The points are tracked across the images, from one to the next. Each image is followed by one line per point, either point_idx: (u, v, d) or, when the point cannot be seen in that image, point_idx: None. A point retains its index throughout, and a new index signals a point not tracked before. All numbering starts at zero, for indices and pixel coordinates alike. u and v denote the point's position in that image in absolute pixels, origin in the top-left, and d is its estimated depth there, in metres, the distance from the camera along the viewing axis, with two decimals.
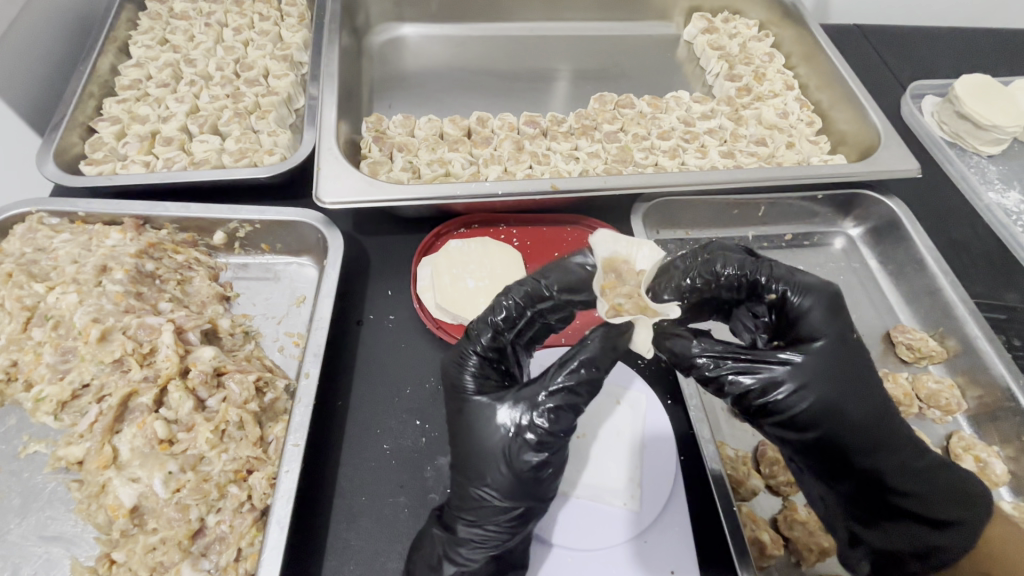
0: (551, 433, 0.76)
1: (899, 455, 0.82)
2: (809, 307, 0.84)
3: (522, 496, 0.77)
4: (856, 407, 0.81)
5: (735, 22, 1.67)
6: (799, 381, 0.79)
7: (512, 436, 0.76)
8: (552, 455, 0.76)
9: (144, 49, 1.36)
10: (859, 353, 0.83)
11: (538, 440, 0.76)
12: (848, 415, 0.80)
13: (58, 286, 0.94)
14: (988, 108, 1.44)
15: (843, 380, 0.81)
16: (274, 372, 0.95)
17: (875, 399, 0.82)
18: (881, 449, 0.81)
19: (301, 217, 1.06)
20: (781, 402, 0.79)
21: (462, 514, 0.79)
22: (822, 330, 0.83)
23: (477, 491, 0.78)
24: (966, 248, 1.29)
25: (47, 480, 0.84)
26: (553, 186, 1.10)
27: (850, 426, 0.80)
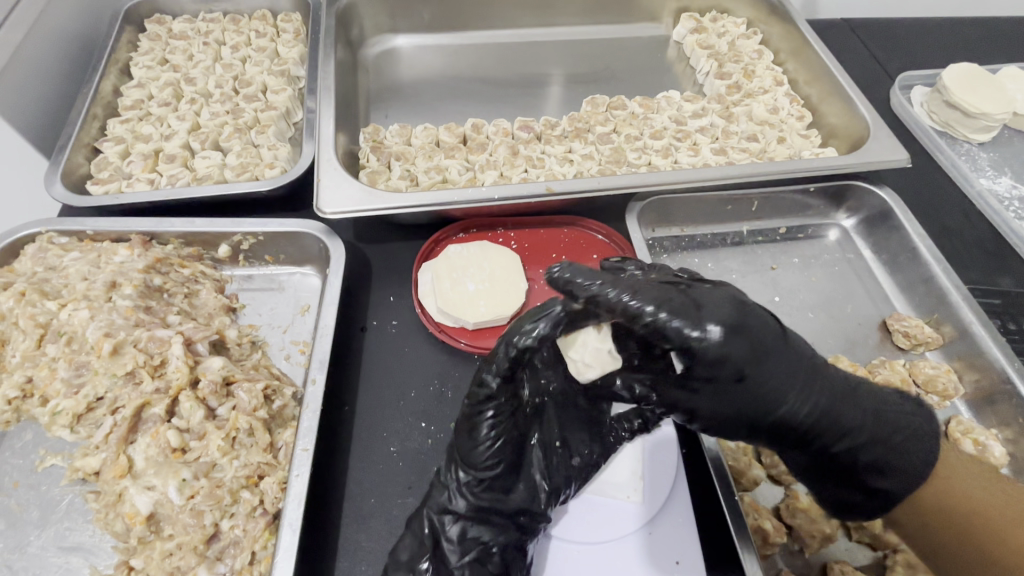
0: (496, 435, 0.79)
1: (844, 412, 0.73)
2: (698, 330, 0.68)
3: (486, 498, 0.82)
4: (778, 369, 0.72)
5: (723, 21, 1.70)
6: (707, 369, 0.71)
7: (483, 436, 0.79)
8: (497, 441, 0.79)
9: (145, 70, 1.40)
10: (772, 347, 0.72)
11: (490, 434, 0.78)
12: (762, 372, 0.71)
13: (69, 303, 0.96)
14: (976, 95, 1.45)
15: (766, 361, 0.71)
16: (281, 380, 0.98)
17: (802, 366, 0.74)
18: (829, 420, 0.73)
19: (303, 227, 1.08)
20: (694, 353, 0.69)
21: (427, 511, 0.82)
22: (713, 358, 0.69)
23: (449, 515, 0.81)
24: (960, 235, 1.31)
25: (64, 492, 0.86)
26: (549, 189, 1.12)
27: (786, 395, 0.72)
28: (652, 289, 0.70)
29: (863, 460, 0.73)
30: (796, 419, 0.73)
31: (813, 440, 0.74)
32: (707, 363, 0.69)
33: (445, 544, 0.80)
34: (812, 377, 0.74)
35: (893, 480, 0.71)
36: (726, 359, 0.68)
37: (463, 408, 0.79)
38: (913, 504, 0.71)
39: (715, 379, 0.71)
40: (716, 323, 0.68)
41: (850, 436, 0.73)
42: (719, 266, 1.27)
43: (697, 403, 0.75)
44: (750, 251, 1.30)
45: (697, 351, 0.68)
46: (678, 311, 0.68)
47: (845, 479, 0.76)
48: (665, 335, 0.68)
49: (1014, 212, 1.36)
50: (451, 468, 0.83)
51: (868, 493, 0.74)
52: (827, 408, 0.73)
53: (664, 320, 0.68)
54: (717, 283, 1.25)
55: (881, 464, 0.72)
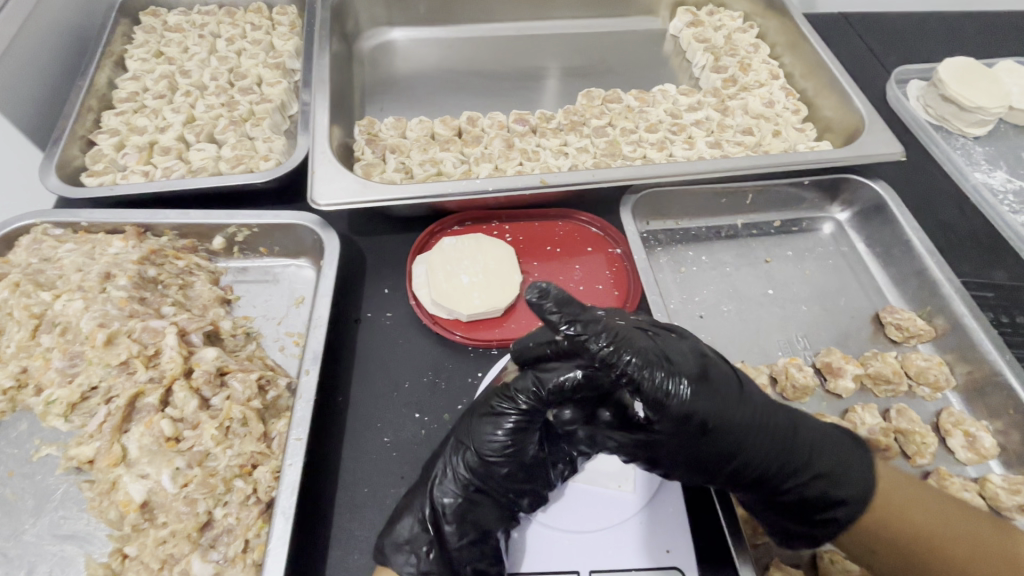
0: (513, 433, 0.82)
1: (795, 452, 0.77)
2: (667, 388, 0.70)
3: (490, 485, 0.84)
4: (736, 423, 0.74)
5: (719, 14, 1.70)
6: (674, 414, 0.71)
7: (505, 430, 0.81)
8: (516, 437, 0.82)
9: (140, 62, 1.39)
10: (738, 396, 0.75)
11: (510, 428, 0.81)
12: (727, 426, 0.74)
13: (64, 294, 0.97)
14: (972, 89, 1.45)
15: (726, 411, 0.74)
16: (275, 370, 0.98)
17: (767, 408, 0.77)
18: (782, 472, 0.76)
19: (297, 219, 1.09)
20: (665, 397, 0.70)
21: (431, 491, 0.83)
22: (681, 421, 0.71)
23: (450, 497, 0.83)
24: (953, 228, 1.31)
25: (59, 481, 0.87)
26: (543, 181, 1.13)
27: (740, 447, 0.75)
28: (637, 342, 0.71)
29: (813, 498, 0.77)
30: (758, 461, 0.75)
31: (770, 480, 0.77)
32: (673, 417, 0.70)
33: (445, 526, 0.82)
34: (773, 425, 0.76)
35: (843, 510, 0.75)
36: (690, 412, 0.71)
37: (492, 400, 0.83)
38: (862, 534, 0.75)
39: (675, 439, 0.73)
40: (683, 376, 0.72)
41: (801, 474, 0.77)
42: (713, 259, 1.28)
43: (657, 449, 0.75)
44: (744, 244, 1.31)
45: (664, 407, 0.70)
46: (654, 364, 0.70)
47: (801, 513, 0.78)
48: (637, 388, 0.70)
49: (1008, 205, 1.36)
50: (458, 452, 0.85)
51: (817, 523, 0.78)
52: (780, 452, 0.76)
53: (635, 369, 0.69)
54: (711, 276, 1.25)
55: (828, 499, 0.76)
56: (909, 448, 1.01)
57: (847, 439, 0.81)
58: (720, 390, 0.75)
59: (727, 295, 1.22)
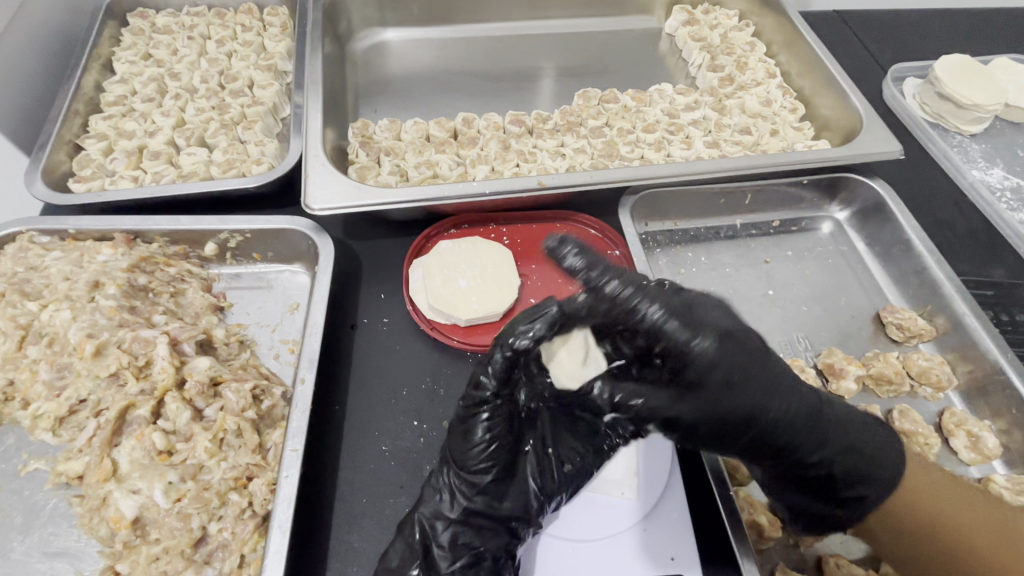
0: (491, 439, 0.80)
1: (820, 427, 0.75)
2: (693, 339, 0.71)
3: (482, 501, 0.81)
4: (762, 383, 0.73)
5: (715, 13, 1.69)
6: (704, 361, 0.71)
7: (483, 437, 0.79)
8: (497, 437, 0.80)
9: (128, 65, 1.36)
10: (764, 360, 0.75)
11: (490, 434, 0.79)
12: (757, 396, 0.72)
13: (51, 304, 0.94)
14: (968, 87, 1.45)
15: (750, 381, 0.72)
16: (270, 380, 0.96)
17: (792, 378, 0.77)
18: (812, 447, 0.75)
19: (291, 225, 1.06)
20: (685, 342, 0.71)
21: (418, 516, 0.81)
22: (710, 372, 0.71)
23: (440, 519, 0.80)
24: (953, 227, 1.31)
25: (48, 496, 0.84)
26: (540, 183, 1.12)
27: (768, 417, 0.73)
28: (654, 291, 0.75)
29: (841, 470, 0.75)
30: (785, 432, 0.74)
31: (795, 449, 0.75)
32: (698, 368, 0.71)
33: (436, 550, 0.79)
34: (799, 396, 0.75)
35: (870, 486, 0.75)
36: (717, 363, 0.70)
37: (460, 403, 0.81)
38: (887, 515, 0.75)
39: (704, 396, 0.72)
40: (709, 329, 0.72)
41: (829, 448, 0.75)
42: (712, 260, 1.27)
43: (682, 409, 0.73)
44: (743, 245, 1.30)
45: (688, 355, 0.71)
46: (675, 313, 0.73)
47: (817, 489, 0.78)
48: (659, 332, 0.73)
49: (1006, 203, 1.36)
50: (443, 471, 0.83)
51: (844, 501, 0.77)
52: (807, 427, 0.74)
53: (659, 316, 0.73)
54: (711, 277, 1.24)
55: (856, 473, 0.75)
56: (912, 449, 1.01)
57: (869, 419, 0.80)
58: (746, 360, 0.73)
59: (727, 297, 1.21)
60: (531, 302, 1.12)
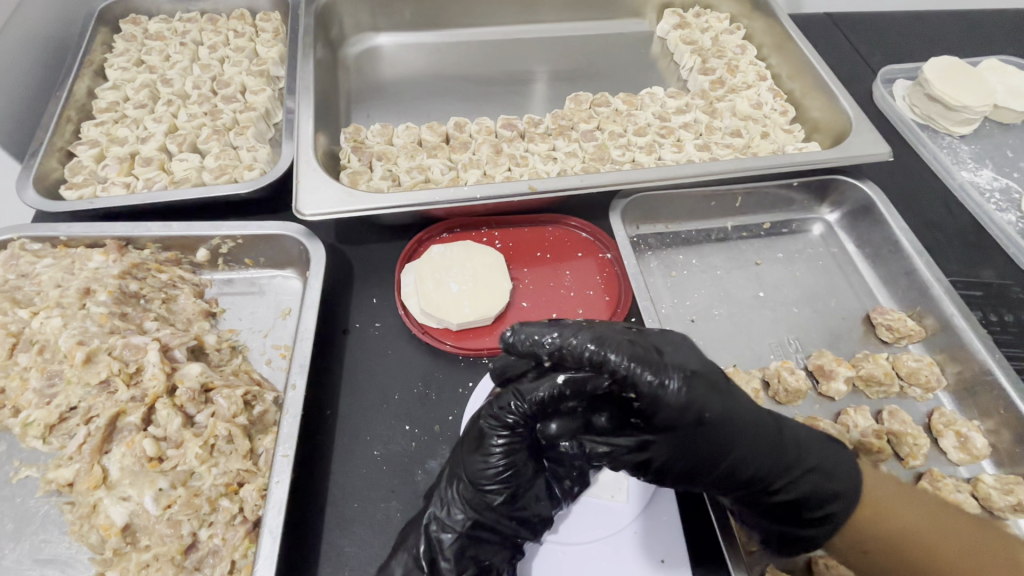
0: (506, 460, 0.80)
1: (786, 450, 0.75)
2: (664, 385, 0.69)
3: (491, 517, 0.81)
4: (732, 418, 0.72)
5: (706, 16, 1.70)
6: (677, 404, 0.69)
7: (497, 455, 0.80)
8: (514, 456, 0.80)
9: (121, 71, 1.37)
10: (731, 392, 0.74)
11: (503, 448, 0.80)
12: (723, 426, 0.72)
13: (42, 311, 0.95)
14: (957, 88, 1.46)
15: (718, 412, 0.71)
16: (262, 385, 0.96)
17: (757, 406, 0.76)
18: (779, 472, 0.75)
19: (282, 230, 1.07)
20: (655, 388, 0.69)
21: (427, 528, 0.81)
22: (678, 416, 0.69)
23: (447, 532, 0.80)
24: (942, 228, 1.31)
25: (40, 503, 0.84)
26: (531, 187, 1.12)
27: (733, 448, 0.73)
28: (617, 338, 0.73)
29: (809, 494, 0.75)
30: (752, 462, 0.73)
31: (763, 480, 0.75)
32: (671, 410, 0.69)
33: (442, 562, 0.79)
34: (764, 423, 0.75)
35: (837, 504, 0.75)
36: (688, 405, 0.69)
37: (477, 423, 0.82)
38: (851, 531, 0.75)
39: (674, 436, 0.71)
40: (676, 370, 0.70)
41: (794, 470, 0.75)
42: (704, 263, 1.27)
43: (657, 454, 0.74)
44: (734, 247, 1.30)
45: (660, 400, 0.69)
46: (642, 358, 0.71)
47: (787, 514, 0.78)
48: (631, 383, 0.70)
49: (995, 203, 1.37)
50: (452, 484, 0.83)
51: (812, 523, 0.77)
52: (773, 451, 0.74)
53: (626, 364, 0.70)
54: (702, 279, 1.25)
55: (823, 493, 0.75)
56: (902, 449, 1.01)
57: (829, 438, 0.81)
58: (712, 391, 0.72)
59: (718, 299, 1.21)
60: (523, 306, 1.13)
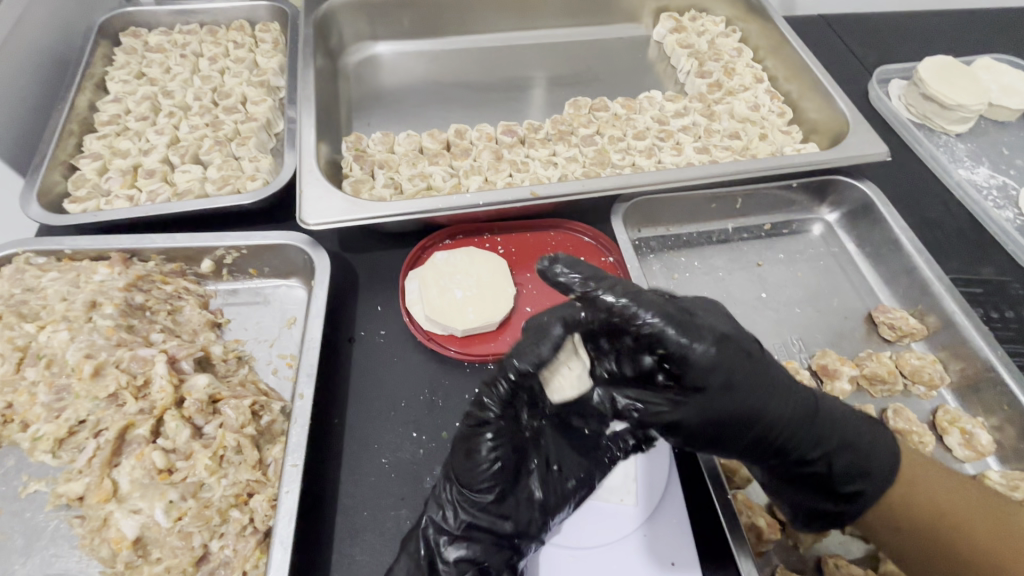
0: (494, 458, 0.78)
1: (818, 421, 0.76)
2: (694, 348, 0.70)
3: (489, 516, 0.82)
4: (759, 387, 0.74)
5: (702, 20, 1.71)
6: (709, 369, 0.71)
7: (487, 454, 0.78)
8: (502, 453, 0.79)
9: (122, 84, 1.37)
10: (761, 361, 0.76)
11: (493, 447, 0.78)
12: (750, 394, 0.73)
13: (48, 325, 0.95)
14: (952, 88, 1.47)
15: (745, 378, 0.73)
16: (269, 395, 0.96)
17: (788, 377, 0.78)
18: (810, 441, 0.76)
19: (286, 240, 1.07)
20: (685, 351, 0.70)
21: (424, 532, 0.82)
22: (708, 379, 0.71)
23: (443, 533, 0.81)
24: (941, 226, 1.32)
25: (49, 518, 0.84)
26: (533, 193, 1.13)
27: (762, 419, 0.74)
28: (652, 299, 0.73)
29: (839, 463, 0.76)
30: (782, 431, 0.75)
31: (795, 449, 0.76)
32: (699, 373, 0.71)
33: (441, 565, 0.80)
34: (795, 394, 0.77)
35: (867, 474, 0.76)
36: (715, 366, 0.71)
37: (462, 424, 0.80)
38: (885, 507, 0.75)
39: (705, 402, 0.72)
40: (709, 335, 0.72)
41: (827, 441, 0.76)
42: (705, 265, 1.28)
43: (686, 421, 0.73)
44: (736, 248, 1.31)
45: (688, 360, 0.70)
46: (676, 320, 0.71)
47: (822, 486, 0.78)
48: (660, 340, 0.70)
49: (993, 201, 1.38)
50: (446, 487, 0.83)
51: (847, 496, 0.77)
52: (803, 422, 0.76)
53: (659, 325, 0.70)
54: (704, 281, 1.25)
55: (854, 468, 0.76)
56: (907, 448, 1.02)
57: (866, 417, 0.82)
58: (742, 359, 0.73)
59: (720, 300, 1.22)
60: (526, 311, 1.13)
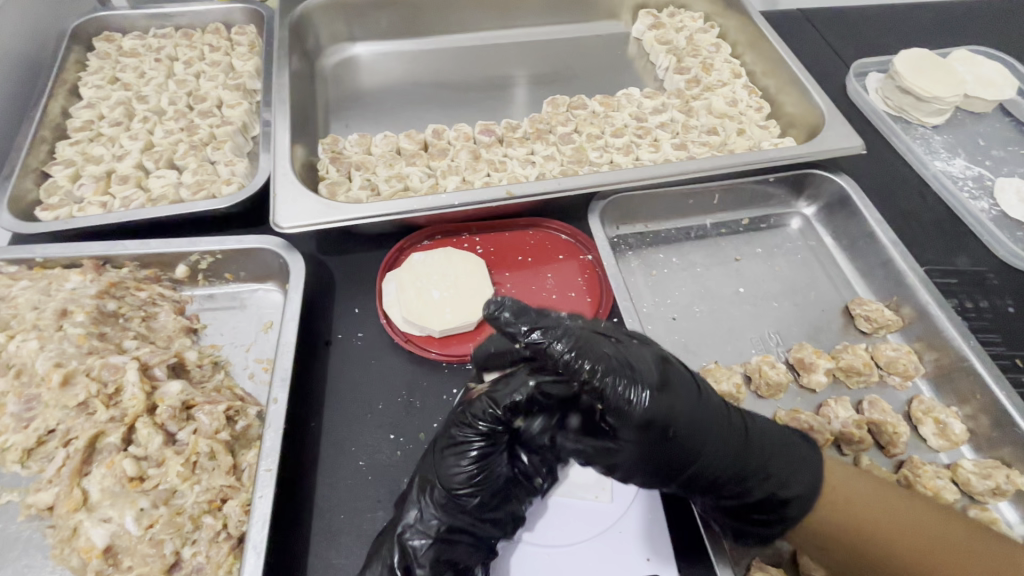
0: (477, 468, 0.81)
1: (750, 455, 0.77)
2: (635, 403, 0.70)
3: (470, 520, 0.82)
4: (694, 425, 0.74)
5: (680, 16, 1.71)
6: (647, 419, 0.70)
7: (471, 464, 0.81)
8: (486, 462, 0.81)
9: (95, 89, 1.36)
10: (698, 401, 0.76)
11: (477, 456, 0.81)
12: (684, 436, 0.73)
13: (18, 334, 0.94)
14: (927, 80, 1.48)
15: (682, 421, 0.73)
16: (245, 400, 0.96)
17: (723, 412, 0.78)
18: (741, 476, 0.77)
19: (261, 244, 1.07)
20: (625, 403, 0.70)
21: (400, 537, 0.81)
22: (644, 430, 0.71)
23: (421, 537, 0.80)
24: (917, 217, 1.33)
25: (21, 528, 0.83)
26: (509, 192, 1.13)
27: (697, 459, 0.75)
28: (599, 351, 0.72)
29: (771, 495, 0.77)
30: (714, 467, 0.76)
31: (726, 485, 0.77)
32: (635, 424, 0.70)
33: (418, 569, 0.79)
34: (728, 429, 0.77)
35: (794, 504, 0.77)
36: (650, 420, 0.70)
37: (452, 430, 0.82)
38: (813, 527, 0.77)
39: (638, 447, 0.72)
40: (647, 386, 0.71)
41: (759, 475, 0.77)
42: (684, 260, 1.28)
43: (624, 460, 0.75)
44: (714, 244, 1.32)
45: (624, 413, 0.70)
46: (617, 373, 0.71)
47: (753, 514, 0.79)
48: (600, 394, 0.71)
49: (969, 191, 1.39)
50: (425, 491, 0.83)
51: (773, 522, 0.79)
52: (734, 457, 0.76)
53: (602, 378, 0.71)
54: (683, 277, 1.26)
55: (784, 496, 0.77)
56: (883, 438, 1.02)
57: (797, 439, 0.83)
58: (679, 402, 0.73)
59: (699, 296, 1.22)
60: None
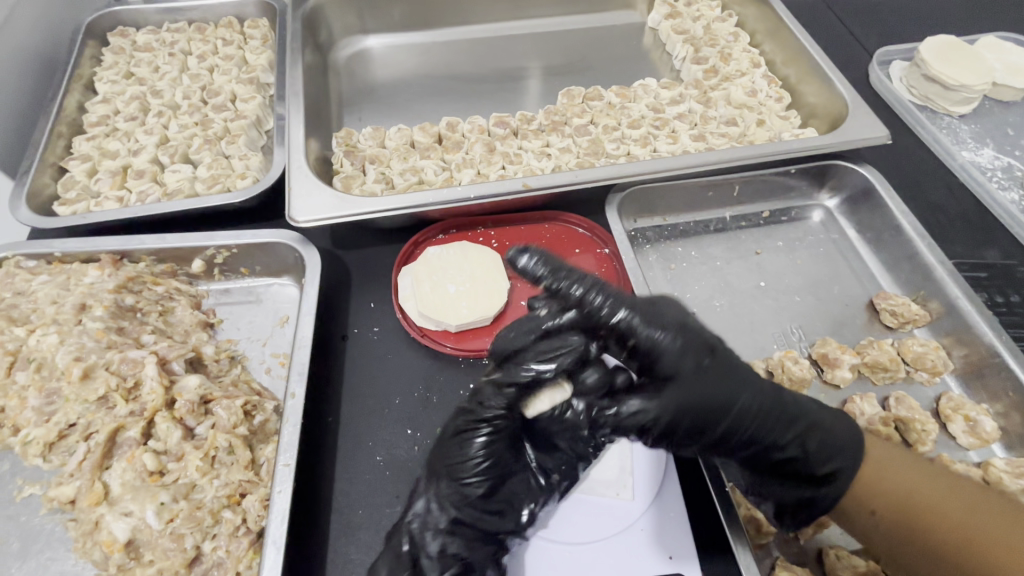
0: (484, 454, 0.81)
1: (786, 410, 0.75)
2: (660, 338, 0.72)
3: (478, 511, 0.81)
4: (725, 371, 0.74)
5: (697, 4, 1.68)
6: (675, 353, 0.72)
7: (479, 449, 0.81)
8: (493, 446, 0.82)
9: (110, 84, 1.36)
10: (723, 347, 0.76)
11: (486, 438, 0.81)
12: (716, 377, 0.73)
13: (38, 328, 0.94)
14: (955, 68, 1.44)
15: (713, 363, 0.74)
16: (262, 395, 0.96)
17: (754, 366, 0.78)
18: (780, 429, 0.75)
19: (276, 238, 1.06)
20: (648, 340, 0.72)
21: (407, 528, 0.81)
22: (675, 366, 0.72)
23: (428, 530, 0.80)
24: (945, 210, 1.30)
25: (44, 521, 0.84)
26: (525, 185, 1.11)
27: (733, 408, 0.73)
28: (618, 292, 0.76)
29: (812, 451, 0.75)
30: (753, 416, 0.74)
31: (768, 440, 0.75)
32: (667, 359, 0.72)
33: (425, 560, 0.78)
34: (763, 380, 0.77)
35: (839, 460, 0.75)
36: (684, 352, 0.72)
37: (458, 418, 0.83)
38: (859, 491, 0.74)
39: (675, 388, 0.72)
40: (671, 322, 0.73)
41: (799, 427, 0.75)
42: (703, 254, 1.26)
43: (661, 409, 0.72)
44: (734, 237, 1.29)
45: (658, 348, 0.72)
46: (640, 311, 0.74)
47: (795, 473, 0.77)
48: (631, 333, 0.73)
49: (998, 182, 1.35)
50: (432, 482, 0.83)
51: (822, 483, 0.76)
52: (772, 409, 0.75)
53: (627, 317, 0.73)
54: (702, 271, 1.23)
55: (826, 449, 0.75)
56: (909, 436, 0.99)
57: (824, 400, 0.81)
58: (706, 344, 0.74)
59: (718, 290, 1.20)
60: (521, 304, 1.12)
